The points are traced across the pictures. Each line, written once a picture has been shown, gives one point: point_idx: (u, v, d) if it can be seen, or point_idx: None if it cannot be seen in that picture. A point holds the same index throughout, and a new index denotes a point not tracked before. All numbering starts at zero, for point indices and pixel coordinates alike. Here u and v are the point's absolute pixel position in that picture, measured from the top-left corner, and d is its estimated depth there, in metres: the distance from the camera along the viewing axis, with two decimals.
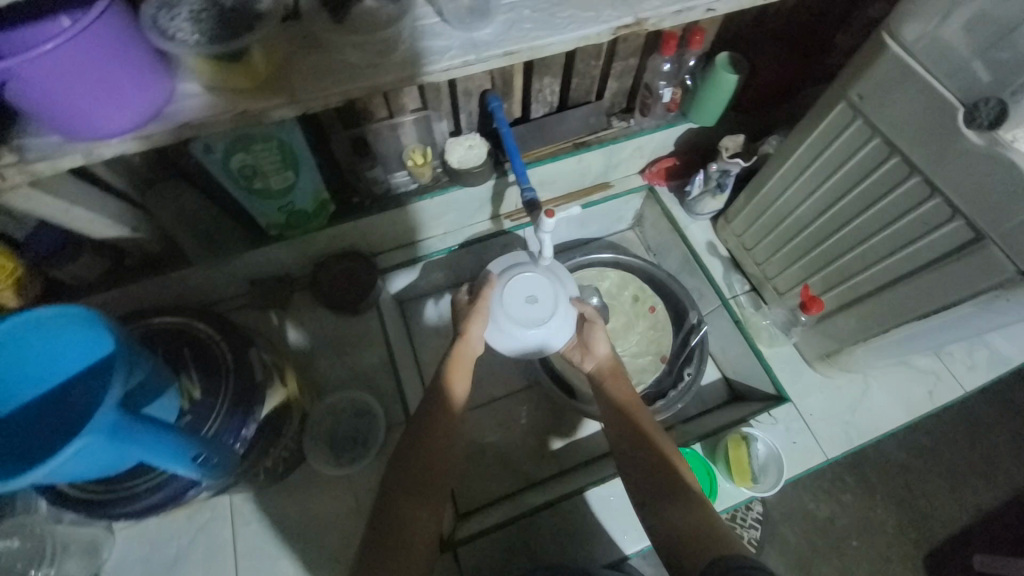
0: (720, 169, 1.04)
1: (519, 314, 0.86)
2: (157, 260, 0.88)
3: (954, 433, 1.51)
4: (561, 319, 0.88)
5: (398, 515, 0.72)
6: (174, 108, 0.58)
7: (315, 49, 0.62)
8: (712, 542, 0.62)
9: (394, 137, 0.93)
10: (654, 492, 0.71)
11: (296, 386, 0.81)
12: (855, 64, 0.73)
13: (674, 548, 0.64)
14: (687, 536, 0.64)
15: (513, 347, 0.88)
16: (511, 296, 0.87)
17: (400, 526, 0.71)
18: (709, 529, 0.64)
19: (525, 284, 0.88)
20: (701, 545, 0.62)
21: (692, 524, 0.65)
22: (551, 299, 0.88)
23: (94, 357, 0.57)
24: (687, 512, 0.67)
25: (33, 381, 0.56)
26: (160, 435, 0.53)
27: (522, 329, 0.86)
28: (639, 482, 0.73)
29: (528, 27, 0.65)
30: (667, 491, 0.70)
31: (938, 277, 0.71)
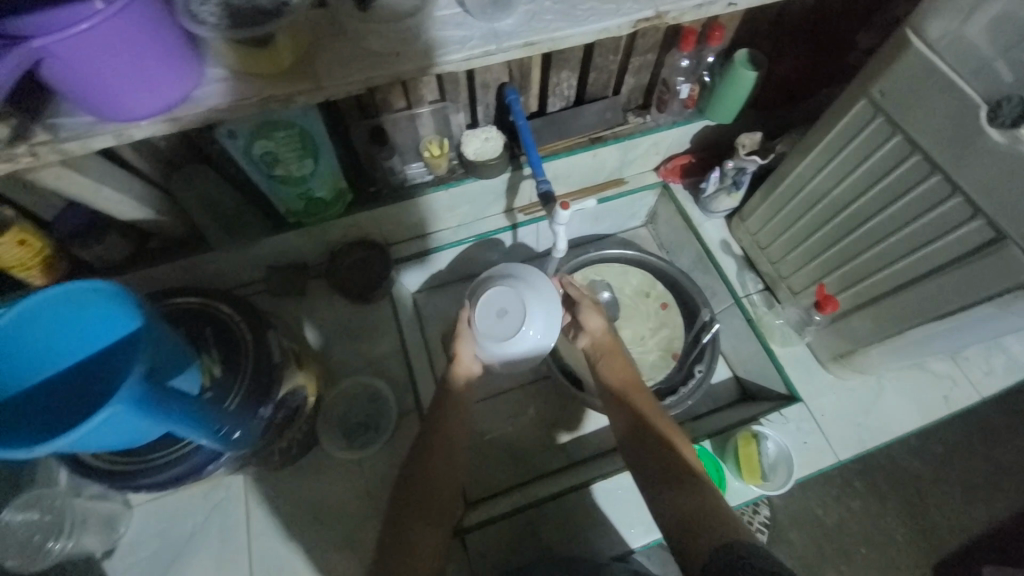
0: (736, 166, 1.03)
1: (497, 332, 0.83)
2: (179, 243, 0.90)
3: (968, 442, 1.49)
4: (539, 313, 0.84)
5: (401, 527, 0.73)
6: (203, 92, 0.60)
7: (340, 37, 0.63)
8: (718, 526, 0.62)
9: (411, 128, 0.94)
10: (659, 477, 0.71)
11: (310, 370, 0.83)
12: (878, 60, 0.72)
13: (683, 533, 0.64)
14: (692, 520, 0.64)
15: (514, 359, 0.86)
16: (482, 320, 0.84)
17: (403, 534, 0.73)
18: (715, 513, 0.64)
19: (490, 303, 0.84)
20: (707, 531, 0.62)
21: (697, 510, 0.65)
22: (519, 301, 0.83)
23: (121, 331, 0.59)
24: (692, 495, 0.67)
25: (63, 354, 0.58)
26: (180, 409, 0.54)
27: (510, 344, 0.83)
28: (645, 467, 0.73)
29: (549, 19, 0.66)
30: (673, 477, 0.70)
31: (956, 278, 0.70)
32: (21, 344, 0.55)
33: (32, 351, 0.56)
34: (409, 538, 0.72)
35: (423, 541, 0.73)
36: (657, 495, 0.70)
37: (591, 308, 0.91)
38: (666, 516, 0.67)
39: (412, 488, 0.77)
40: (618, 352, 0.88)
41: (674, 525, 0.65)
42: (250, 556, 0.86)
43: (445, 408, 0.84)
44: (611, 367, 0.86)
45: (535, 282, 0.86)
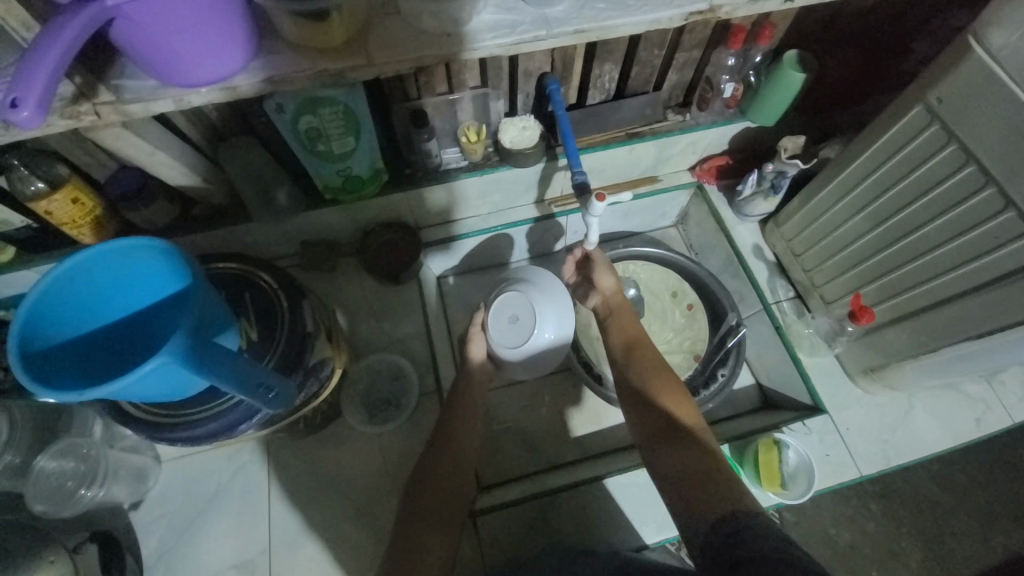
0: (776, 169, 1.01)
1: (512, 339, 0.85)
2: (219, 211, 0.92)
3: (994, 472, 1.44)
4: (550, 314, 0.86)
5: (413, 532, 0.71)
6: (258, 63, 0.61)
7: (393, 16, 0.64)
8: (719, 490, 0.62)
9: (450, 112, 0.95)
10: (658, 435, 0.73)
11: (339, 344, 0.85)
12: (938, 66, 0.69)
13: (683, 492, 0.64)
14: (688, 476, 0.66)
15: (536, 360, 0.87)
16: (495, 328, 0.87)
17: (418, 542, 0.70)
18: (713, 474, 0.64)
19: (501, 311, 0.87)
20: (702, 492, 0.63)
21: (693, 468, 0.66)
22: (529, 305, 0.85)
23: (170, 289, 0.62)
24: (693, 457, 0.67)
25: (118, 304, 0.61)
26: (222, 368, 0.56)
27: (526, 349, 0.85)
28: (647, 424, 0.75)
29: (600, 7, 0.65)
30: (673, 438, 0.71)
31: (1004, 295, 0.68)
32: (78, 293, 0.58)
33: (88, 300, 0.59)
34: (424, 516, 0.73)
35: (438, 545, 0.71)
36: (656, 454, 0.71)
37: (605, 267, 0.94)
38: (661, 472, 0.69)
39: (430, 479, 0.76)
40: (626, 308, 0.92)
41: (669, 480, 0.67)
42: (269, 519, 0.89)
43: (467, 388, 0.87)
44: (621, 323, 0.90)
45: (541, 284, 0.87)
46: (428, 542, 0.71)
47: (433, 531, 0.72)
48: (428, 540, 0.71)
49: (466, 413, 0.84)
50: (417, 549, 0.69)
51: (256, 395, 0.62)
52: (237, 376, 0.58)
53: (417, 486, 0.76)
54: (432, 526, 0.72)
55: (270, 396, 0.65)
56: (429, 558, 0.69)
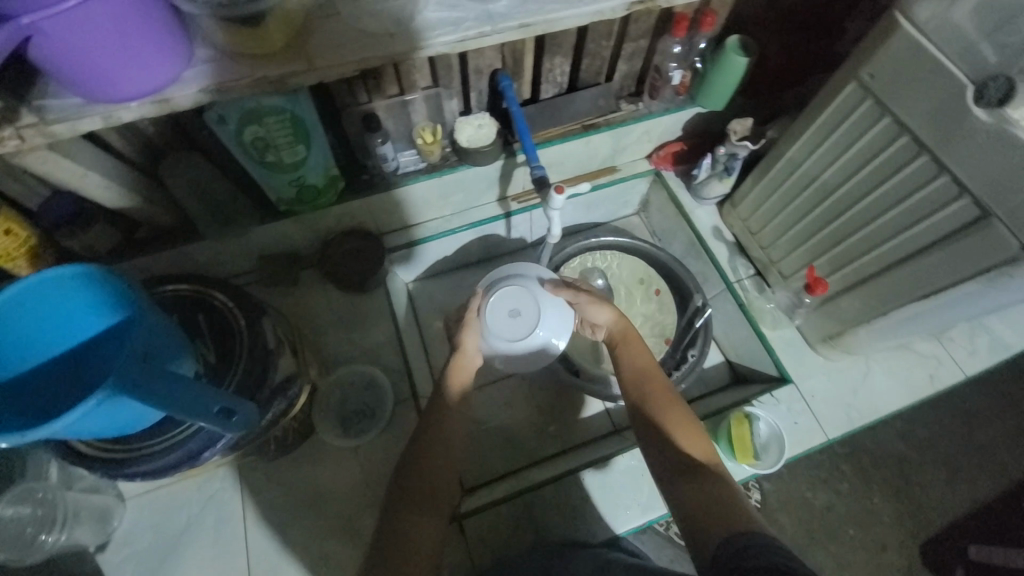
0: (727, 152, 1.05)
1: (511, 332, 0.90)
2: (169, 232, 0.88)
3: (952, 424, 1.53)
4: (551, 314, 0.92)
5: (396, 522, 0.72)
6: (193, 73, 0.58)
7: (334, 18, 0.62)
8: (730, 516, 0.62)
9: (404, 114, 0.94)
10: (672, 469, 0.72)
11: (305, 360, 0.83)
12: (867, 44, 0.73)
13: (694, 518, 0.64)
14: (703, 507, 0.65)
15: (527, 356, 0.93)
16: (495, 318, 0.90)
17: (400, 526, 0.71)
18: (723, 502, 0.65)
19: (503, 304, 0.90)
20: (714, 518, 0.63)
21: (707, 499, 0.66)
22: (534, 303, 0.91)
23: (114, 316, 0.58)
24: (704, 487, 0.68)
25: (62, 338, 0.58)
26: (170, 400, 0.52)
27: (523, 343, 0.90)
28: (660, 458, 0.74)
29: (545, 0, 0.66)
30: (685, 469, 0.71)
31: (941, 256, 0.72)
32: (14, 330, 0.54)
33: (26, 337, 0.55)
34: (410, 529, 0.71)
35: (420, 532, 0.72)
36: (671, 487, 0.70)
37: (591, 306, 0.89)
38: (680, 507, 0.67)
39: (414, 479, 0.75)
40: (636, 337, 0.87)
41: (684, 516, 0.66)
42: (248, 547, 0.86)
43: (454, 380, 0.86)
44: (629, 354, 0.86)
45: (545, 282, 0.94)
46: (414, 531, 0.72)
47: (416, 514, 0.72)
48: (412, 529, 0.71)
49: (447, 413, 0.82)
50: (403, 544, 0.70)
51: (218, 419, 0.60)
52: (196, 401, 0.56)
53: (400, 492, 0.74)
54: (418, 518, 0.72)
55: (230, 419, 0.62)
56: (413, 550, 0.69)
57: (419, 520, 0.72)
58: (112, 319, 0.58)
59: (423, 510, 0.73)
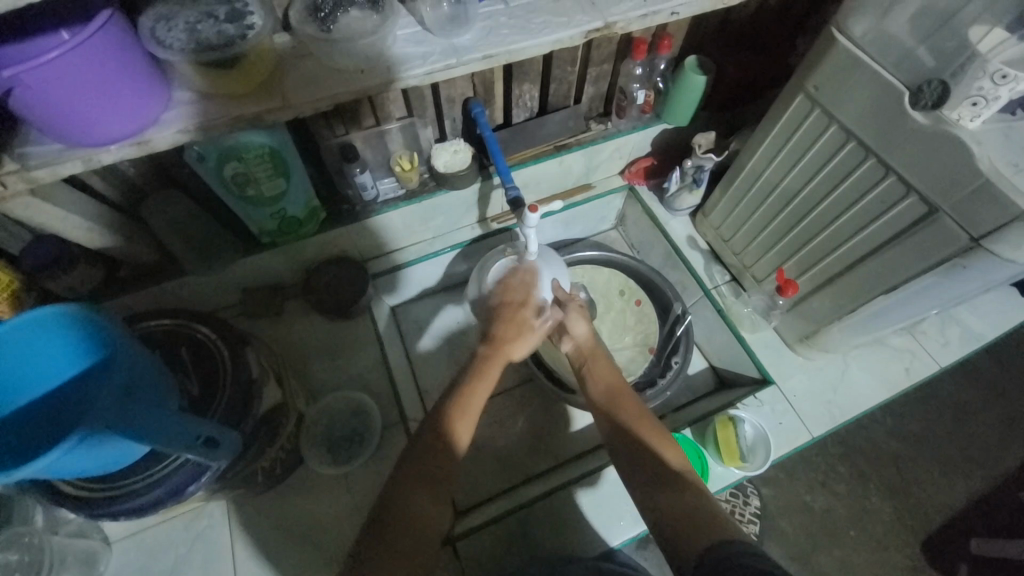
0: (695, 165, 1.09)
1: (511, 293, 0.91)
2: (151, 268, 0.90)
3: (939, 418, 1.56)
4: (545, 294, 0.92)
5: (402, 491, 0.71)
6: (171, 114, 0.61)
7: (306, 58, 0.66)
8: (708, 524, 0.63)
9: (381, 144, 0.97)
10: (647, 478, 0.74)
11: (288, 389, 0.83)
12: (810, 58, 0.78)
13: (670, 527, 0.66)
14: (680, 517, 0.66)
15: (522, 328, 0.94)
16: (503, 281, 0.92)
17: (403, 498, 0.71)
18: (699, 512, 0.66)
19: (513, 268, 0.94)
20: (692, 525, 0.64)
21: (685, 507, 0.67)
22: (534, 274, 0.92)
23: (88, 357, 0.59)
24: (681, 495, 0.69)
25: (49, 379, 0.59)
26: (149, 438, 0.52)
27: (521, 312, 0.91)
28: (633, 467, 0.76)
29: (506, 32, 0.70)
30: (662, 479, 0.73)
31: (899, 252, 0.75)
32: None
33: (13, 378, 0.57)
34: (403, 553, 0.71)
35: (426, 508, 0.72)
36: (647, 496, 0.72)
37: (578, 314, 0.93)
38: (653, 516, 0.69)
39: (411, 477, 0.72)
40: (602, 356, 0.93)
41: (660, 523, 0.67)
42: None
43: (489, 369, 0.82)
44: (598, 371, 0.90)
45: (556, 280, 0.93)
46: (414, 503, 0.71)
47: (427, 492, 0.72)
48: (416, 499, 0.71)
49: (453, 398, 0.79)
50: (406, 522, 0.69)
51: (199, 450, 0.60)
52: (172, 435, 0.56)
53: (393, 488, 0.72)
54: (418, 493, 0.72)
55: (212, 454, 0.63)
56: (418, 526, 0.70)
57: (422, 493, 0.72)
58: (86, 360, 0.59)
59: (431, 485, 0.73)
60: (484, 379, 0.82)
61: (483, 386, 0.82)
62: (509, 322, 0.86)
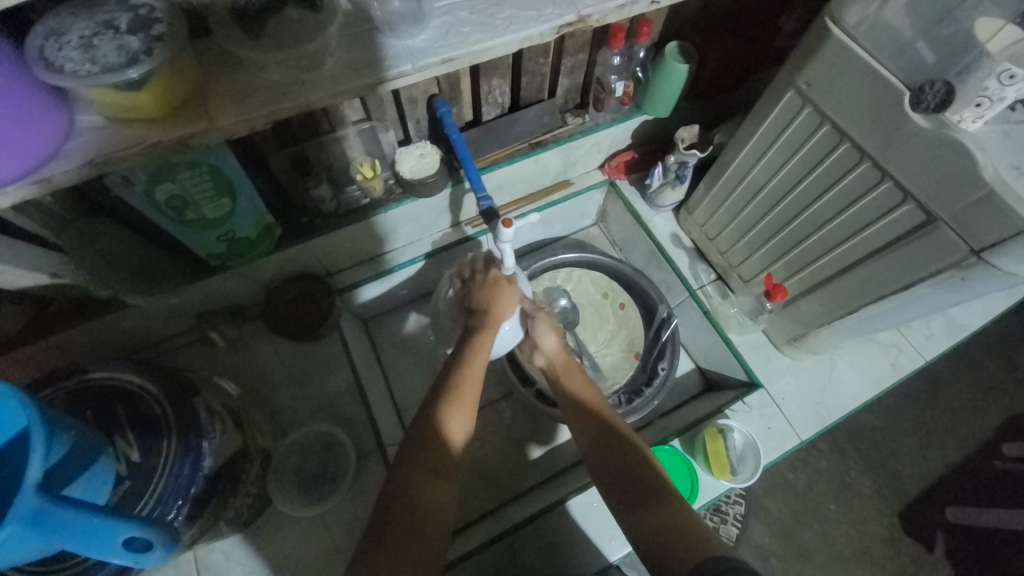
0: (677, 161, 1.03)
1: None
2: (87, 303, 0.81)
3: (918, 392, 1.57)
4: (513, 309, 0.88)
5: (409, 481, 0.68)
6: (76, 145, 0.52)
7: (236, 67, 0.57)
8: (698, 541, 0.60)
9: (339, 151, 0.87)
10: (633, 493, 0.69)
11: (249, 429, 0.77)
12: (802, 50, 0.72)
13: (657, 546, 0.61)
14: (668, 532, 0.62)
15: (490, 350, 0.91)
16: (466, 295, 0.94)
17: (413, 493, 0.67)
18: (687, 526, 0.62)
19: None
20: (681, 541, 0.60)
21: (671, 521, 0.63)
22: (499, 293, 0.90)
23: None
24: (667, 510, 0.65)
25: None
26: (102, 518, 0.45)
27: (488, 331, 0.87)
28: (615, 488, 0.71)
29: (466, 31, 0.62)
30: (646, 494, 0.68)
31: (895, 259, 0.71)
32: None
33: None
34: None
35: (433, 500, 0.68)
36: (632, 514, 0.67)
37: (546, 325, 0.89)
38: (639, 539, 0.64)
39: (412, 470, 0.69)
40: (575, 371, 0.87)
41: (647, 541, 0.63)
42: None
43: (483, 339, 0.80)
44: (573, 384, 0.85)
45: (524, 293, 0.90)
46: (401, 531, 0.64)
47: (428, 480, 0.69)
48: (417, 492, 0.67)
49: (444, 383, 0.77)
50: (405, 517, 0.65)
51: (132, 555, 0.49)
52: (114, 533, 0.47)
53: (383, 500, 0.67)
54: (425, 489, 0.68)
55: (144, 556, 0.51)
56: (426, 518, 0.67)
57: (423, 482, 0.68)
58: None
59: (428, 478, 0.69)
60: (481, 347, 0.80)
61: (480, 359, 0.79)
62: (485, 289, 0.85)
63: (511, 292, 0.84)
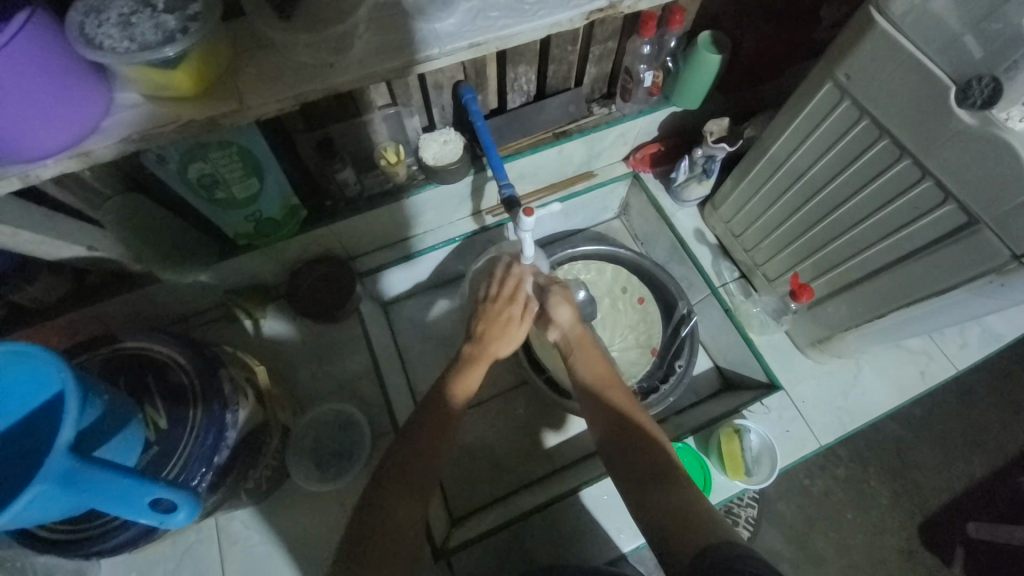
0: (705, 154, 1.01)
1: None
2: (121, 276, 0.84)
3: (946, 403, 1.51)
4: None
5: (409, 466, 0.69)
6: (113, 121, 0.54)
7: (268, 49, 0.58)
8: (705, 524, 0.59)
9: (364, 135, 0.88)
10: (640, 475, 0.68)
11: (269, 405, 0.79)
12: (843, 40, 0.69)
13: (664, 527, 0.61)
14: (675, 514, 0.61)
15: None
16: None
17: (412, 477, 0.69)
18: (695, 509, 0.61)
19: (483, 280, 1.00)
20: (688, 524, 0.60)
21: (678, 505, 0.62)
22: None
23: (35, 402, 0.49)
24: (674, 493, 0.64)
25: (14, 409, 0.50)
26: (131, 478, 0.47)
27: None
28: (626, 472, 0.69)
29: (495, 15, 0.61)
30: (654, 475, 0.67)
31: (931, 261, 0.68)
32: None
33: None
34: None
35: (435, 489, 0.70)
36: (640, 495, 0.66)
37: (560, 298, 0.86)
38: (649, 523, 0.63)
39: (415, 457, 0.70)
40: (589, 343, 0.86)
41: (654, 522, 0.63)
42: None
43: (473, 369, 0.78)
44: (588, 363, 0.83)
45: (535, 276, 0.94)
46: (398, 510, 0.67)
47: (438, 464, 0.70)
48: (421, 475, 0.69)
49: (450, 375, 0.78)
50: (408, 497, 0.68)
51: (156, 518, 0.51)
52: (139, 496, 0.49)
53: (390, 480, 0.69)
54: (419, 477, 0.69)
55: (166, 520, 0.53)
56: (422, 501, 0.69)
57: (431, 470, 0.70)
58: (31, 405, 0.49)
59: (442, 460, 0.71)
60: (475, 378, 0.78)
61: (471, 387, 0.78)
62: (492, 319, 0.82)
63: (513, 336, 0.81)
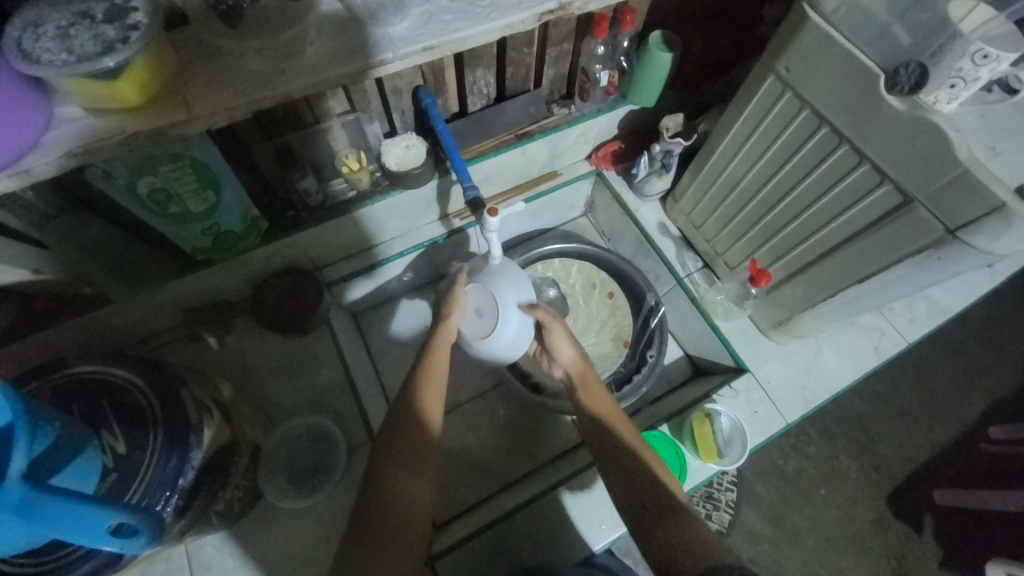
0: (663, 149, 1.04)
1: (478, 330, 0.84)
2: (72, 299, 0.80)
3: (904, 377, 1.59)
4: (514, 320, 0.82)
5: (386, 472, 0.69)
6: (54, 136, 0.52)
7: (213, 57, 0.57)
8: (706, 553, 0.59)
9: (324, 143, 0.87)
10: (644, 510, 0.68)
11: (237, 422, 0.77)
12: (782, 36, 0.72)
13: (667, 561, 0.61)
14: (676, 547, 0.61)
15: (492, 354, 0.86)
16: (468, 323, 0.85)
17: (390, 481, 0.68)
18: (695, 540, 0.61)
19: (467, 305, 0.85)
20: (690, 555, 0.59)
21: (678, 536, 0.62)
22: (494, 301, 0.82)
23: None
24: (677, 525, 0.64)
25: None
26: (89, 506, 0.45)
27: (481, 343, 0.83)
28: (628, 501, 0.71)
29: (447, 19, 0.62)
30: (658, 509, 0.67)
31: (874, 239, 0.72)
32: None
33: None
34: None
35: (415, 495, 0.69)
36: (645, 529, 0.66)
37: (560, 335, 0.86)
38: (652, 554, 0.63)
39: (392, 463, 0.69)
40: (593, 381, 0.85)
41: (658, 557, 0.62)
42: None
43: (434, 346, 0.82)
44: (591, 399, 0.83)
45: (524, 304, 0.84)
46: (376, 519, 0.66)
47: (414, 471, 0.70)
48: (400, 482, 0.68)
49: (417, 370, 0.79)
50: (387, 504, 0.67)
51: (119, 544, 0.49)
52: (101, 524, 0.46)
53: (369, 491, 0.68)
54: (398, 484, 0.68)
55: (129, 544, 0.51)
56: (407, 505, 0.68)
57: (409, 474, 0.69)
58: None
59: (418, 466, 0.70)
60: (443, 339, 0.82)
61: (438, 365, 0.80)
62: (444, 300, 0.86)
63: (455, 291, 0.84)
